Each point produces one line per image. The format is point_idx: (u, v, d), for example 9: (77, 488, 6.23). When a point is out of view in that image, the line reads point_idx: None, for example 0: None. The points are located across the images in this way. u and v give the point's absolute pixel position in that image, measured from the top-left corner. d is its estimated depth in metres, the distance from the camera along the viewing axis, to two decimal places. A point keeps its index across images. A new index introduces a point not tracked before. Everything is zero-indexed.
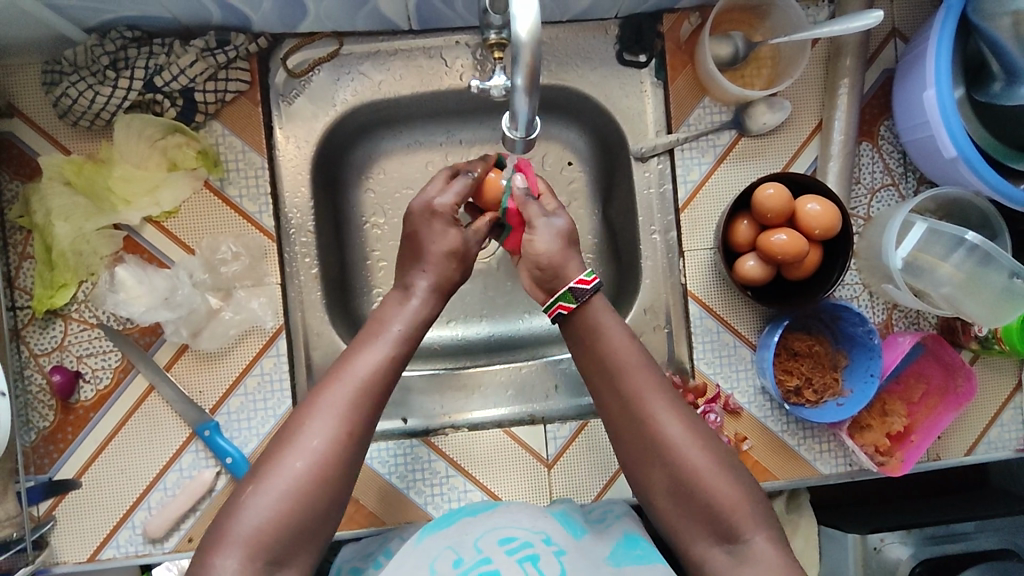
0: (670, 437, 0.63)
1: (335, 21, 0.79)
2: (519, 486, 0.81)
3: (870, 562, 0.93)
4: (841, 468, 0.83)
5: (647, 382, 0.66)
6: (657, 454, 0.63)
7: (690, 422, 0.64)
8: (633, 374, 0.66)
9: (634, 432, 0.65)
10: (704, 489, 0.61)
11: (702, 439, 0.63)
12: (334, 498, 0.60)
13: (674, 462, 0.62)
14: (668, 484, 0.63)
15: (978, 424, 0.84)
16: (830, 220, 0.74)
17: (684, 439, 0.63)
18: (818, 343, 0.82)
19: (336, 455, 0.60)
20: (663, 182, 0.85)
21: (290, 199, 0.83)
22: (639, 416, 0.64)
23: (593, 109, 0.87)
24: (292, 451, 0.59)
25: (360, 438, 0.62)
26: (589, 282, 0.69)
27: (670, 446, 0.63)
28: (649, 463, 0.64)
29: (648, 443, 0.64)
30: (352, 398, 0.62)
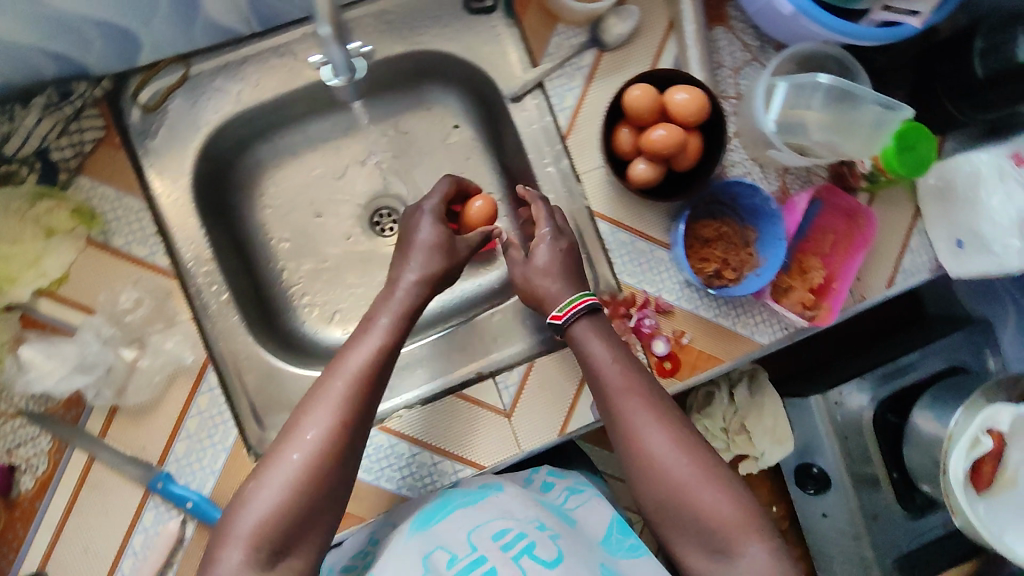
0: (658, 454, 0.66)
1: (174, 44, 0.78)
2: (485, 442, 0.82)
3: (835, 416, 1.00)
4: (780, 334, 0.86)
5: (636, 395, 0.69)
6: (651, 477, 0.66)
7: (675, 431, 0.67)
8: (626, 395, 0.70)
9: (628, 452, 0.68)
10: (694, 506, 0.64)
11: (696, 458, 0.66)
12: (336, 469, 0.63)
13: (659, 476, 0.66)
14: (656, 502, 0.66)
15: (891, 255, 0.88)
16: (699, 103, 0.76)
17: (672, 457, 0.66)
18: (725, 226, 0.85)
19: (334, 448, 0.63)
20: (544, 116, 0.85)
21: (179, 233, 0.80)
22: (631, 434, 0.68)
23: (457, 65, 0.88)
24: (291, 445, 0.62)
25: (360, 429, 0.65)
26: (558, 319, 0.74)
27: (659, 463, 0.66)
28: (645, 480, 0.67)
29: (644, 464, 0.67)
30: (352, 390, 0.66)
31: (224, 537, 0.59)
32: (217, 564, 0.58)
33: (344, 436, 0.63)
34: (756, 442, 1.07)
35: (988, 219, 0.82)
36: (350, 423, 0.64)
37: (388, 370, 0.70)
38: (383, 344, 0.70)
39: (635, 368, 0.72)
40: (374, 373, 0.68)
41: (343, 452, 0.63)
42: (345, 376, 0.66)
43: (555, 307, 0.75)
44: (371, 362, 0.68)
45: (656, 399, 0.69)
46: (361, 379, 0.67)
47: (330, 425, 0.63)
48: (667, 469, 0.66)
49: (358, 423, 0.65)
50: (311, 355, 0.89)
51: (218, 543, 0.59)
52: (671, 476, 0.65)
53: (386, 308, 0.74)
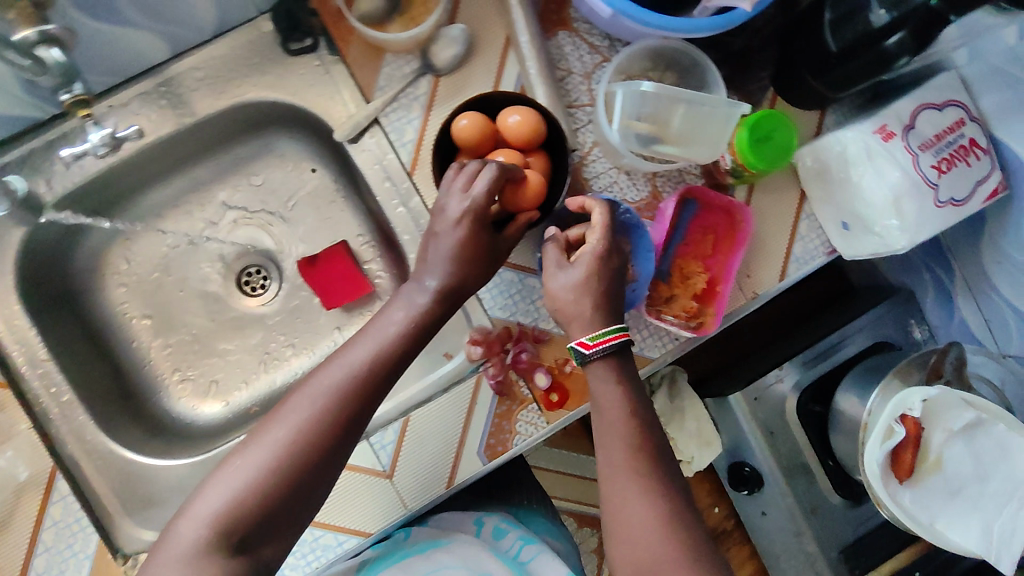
0: (638, 517, 0.61)
1: None
2: (368, 508, 0.77)
3: (758, 410, 0.95)
4: (669, 347, 0.80)
5: (626, 441, 0.64)
6: (625, 539, 0.61)
7: (660, 499, 0.62)
8: (613, 455, 0.64)
9: (611, 505, 0.63)
10: None
11: (678, 534, 0.60)
12: (318, 455, 0.59)
13: (631, 544, 0.61)
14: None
15: (781, 244, 0.82)
16: (533, 124, 0.70)
17: (654, 525, 0.60)
18: None
19: (311, 437, 0.59)
20: (385, 153, 0.79)
21: (8, 334, 0.75)
22: (614, 490, 0.63)
23: (291, 110, 0.82)
24: (274, 424, 0.60)
25: (350, 421, 0.61)
26: (589, 346, 0.66)
27: (635, 526, 0.61)
28: (620, 544, 0.62)
29: (620, 524, 0.62)
30: (350, 381, 0.62)
31: (185, 512, 0.58)
32: (170, 536, 0.57)
33: (333, 427, 0.60)
34: (683, 448, 1.00)
35: (863, 198, 0.75)
36: (345, 410, 0.61)
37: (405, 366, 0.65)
38: (391, 343, 0.64)
39: (643, 410, 0.66)
40: (383, 365, 0.63)
41: (332, 437, 0.60)
42: (351, 362, 0.63)
43: (586, 332, 0.67)
44: (389, 350, 0.64)
45: (649, 453, 0.64)
46: (369, 368, 0.62)
47: (334, 403, 0.60)
48: (648, 551, 0.60)
49: (358, 415, 0.61)
50: (176, 439, 0.84)
51: (178, 519, 0.58)
52: (647, 546, 0.60)
53: (403, 304, 0.67)
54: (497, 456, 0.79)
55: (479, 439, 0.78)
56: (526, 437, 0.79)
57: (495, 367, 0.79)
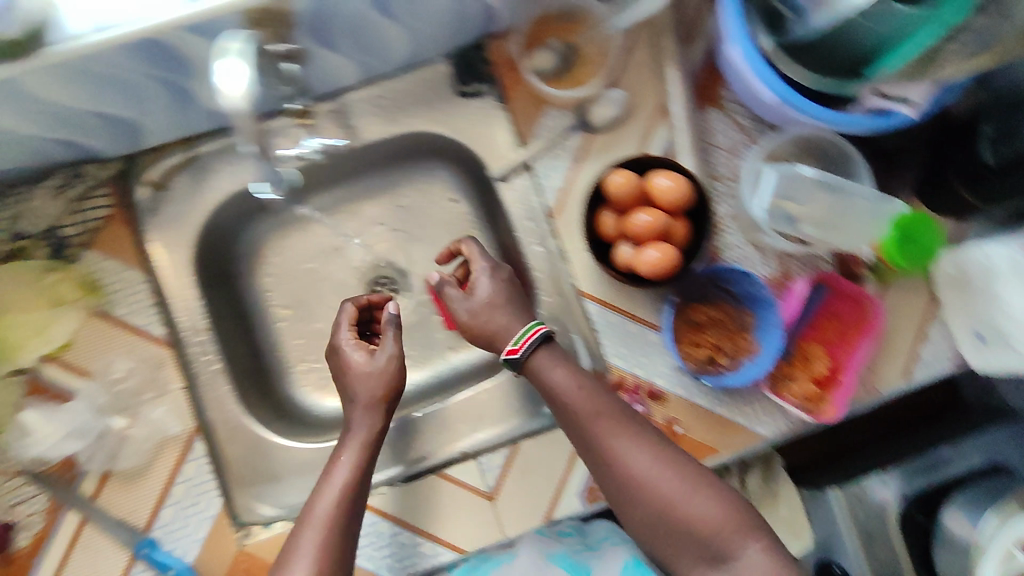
0: (647, 479, 0.68)
1: (179, 129, 0.81)
2: (468, 526, 0.82)
3: (857, 513, 0.95)
4: (782, 426, 0.81)
5: (608, 423, 0.70)
6: (641, 499, 0.68)
7: (653, 451, 0.70)
8: (593, 422, 0.70)
9: (614, 480, 0.70)
10: (687, 520, 0.67)
11: (670, 465, 0.69)
12: (342, 533, 0.66)
13: (650, 497, 0.68)
14: (646, 518, 0.69)
15: (906, 346, 0.82)
16: (682, 189, 0.74)
17: (657, 475, 0.68)
18: (720, 309, 0.81)
19: (334, 523, 0.66)
20: (531, 195, 0.85)
21: (177, 304, 0.83)
22: (610, 465, 0.70)
23: (450, 145, 0.89)
24: (307, 524, 0.66)
25: (354, 503, 0.69)
26: (516, 349, 0.74)
27: (643, 486, 0.68)
28: (633, 499, 0.69)
29: (629, 487, 0.69)
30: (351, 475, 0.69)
31: None
32: None
33: (352, 495, 0.69)
34: None
35: (1009, 316, 0.74)
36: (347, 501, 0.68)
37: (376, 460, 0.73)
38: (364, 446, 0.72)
39: (608, 395, 0.73)
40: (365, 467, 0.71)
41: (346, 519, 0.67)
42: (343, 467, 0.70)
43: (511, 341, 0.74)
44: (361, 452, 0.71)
45: (626, 421, 0.71)
46: (332, 470, 0.70)
47: (337, 503, 0.67)
48: (652, 488, 0.68)
49: (362, 478, 0.70)
50: (289, 421, 0.90)
51: None
52: (656, 489, 0.68)
53: (351, 446, 0.72)
54: (596, 500, 0.82)
55: (581, 482, 0.82)
56: None
57: None
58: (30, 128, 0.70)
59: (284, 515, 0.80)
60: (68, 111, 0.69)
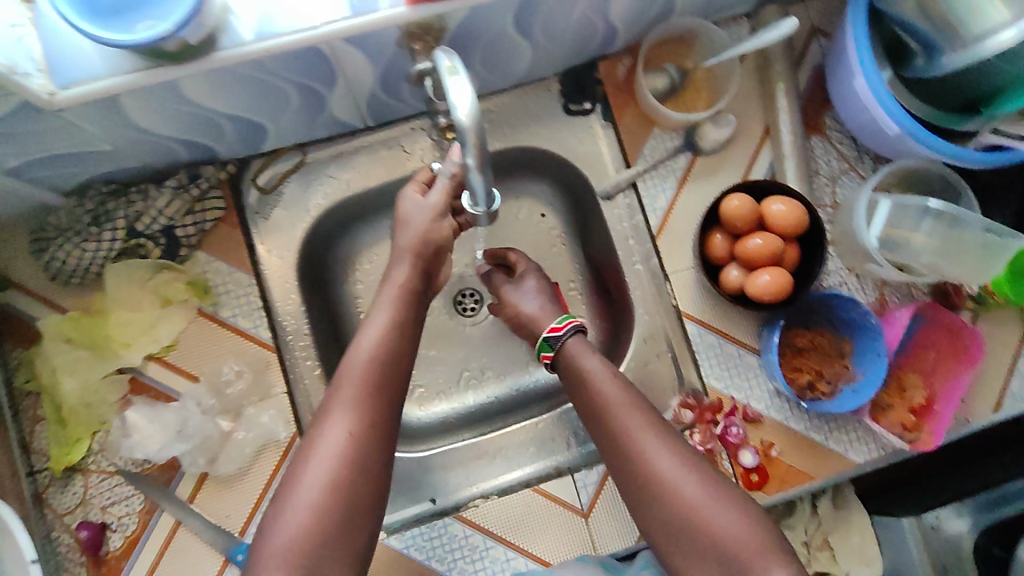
0: (666, 476, 0.63)
1: (295, 134, 0.83)
2: (561, 542, 0.80)
3: (931, 541, 0.98)
4: (875, 454, 0.82)
5: (638, 420, 0.67)
6: (656, 501, 0.63)
7: (681, 454, 0.65)
8: (622, 417, 0.67)
9: (634, 481, 0.65)
10: (706, 531, 0.60)
11: (700, 473, 0.63)
12: (362, 453, 0.61)
13: (666, 502, 0.62)
14: (665, 525, 0.62)
15: (997, 379, 0.83)
16: (797, 216, 0.76)
17: (682, 477, 0.63)
18: (819, 335, 0.83)
19: (348, 449, 0.61)
20: (634, 215, 0.87)
21: (282, 308, 0.84)
22: (633, 462, 0.65)
23: (553, 161, 0.91)
24: (316, 454, 0.61)
25: (376, 413, 0.64)
26: (558, 328, 0.77)
27: (664, 484, 0.63)
28: (649, 501, 0.64)
29: (646, 486, 0.64)
30: (363, 389, 0.64)
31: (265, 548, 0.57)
32: None
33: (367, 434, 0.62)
34: (842, 561, 0.95)
35: None
36: (360, 428, 0.62)
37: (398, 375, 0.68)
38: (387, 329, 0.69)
39: (637, 394, 0.70)
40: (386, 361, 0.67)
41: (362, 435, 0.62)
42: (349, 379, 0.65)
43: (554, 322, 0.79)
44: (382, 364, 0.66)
45: (657, 422, 0.67)
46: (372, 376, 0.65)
47: (350, 418, 0.62)
48: (675, 490, 0.62)
49: (383, 417, 0.64)
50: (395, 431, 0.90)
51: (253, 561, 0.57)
52: (675, 491, 0.62)
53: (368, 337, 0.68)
54: None
55: None
56: None
57: (703, 434, 0.82)
58: (166, 127, 0.71)
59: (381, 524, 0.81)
60: (207, 112, 0.70)
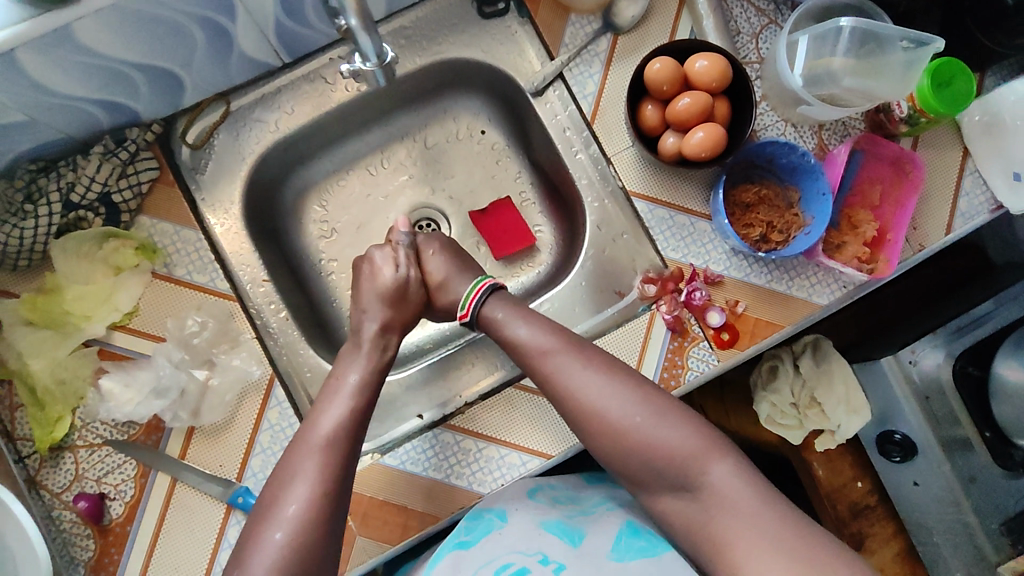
0: (599, 407, 0.69)
1: (214, 82, 0.83)
2: (551, 430, 0.80)
3: (912, 377, 0.98)
4: (839, 293, 0.83)
5: (564, 359, 0.72)
6: (596, 429, 0.69)
7: (609, 378, 0.70)
8: (551, 357, 0.72)
9: (572, 415, 0.71)
10: (647, 448, 0.67)
11: (630, 394, 0.69)
12: (321, 532, 0.62)
13: (605, 429, 0.68)
14: (608, 449, 0.69)
15: (946, 201, 0.84)
16: (721, 68, 0.76)
17: (615, 405, 0.68)
18: (765, 190, 0.84)
19: (312, 526, 0.61)
20: (567, 105, 0.87)
21: (235, 259, 0.85)
22: (569, 400, 0.70)
23: (478, 69, 0.91)
24: (270, 526, 0.61)
25: (337, 485, 0.65)
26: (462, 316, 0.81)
27: (601, 415, 0.69)
28: (590, 430, 0.69)
29: (584, 416, 0.70)
30: (323, 461, 0.65)
31: None
32: None
33: (324, 510, 0.63)
34: (830, 413, 1.01)
35: None
36: (324, 496, 0.63)
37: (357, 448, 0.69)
38: (349, 403, 0.71)
39: (559, 332, 0.74)
40: (342, 433, 0.68)
41: (323, 514, 0.62)
42: (306, 449, 0.66)
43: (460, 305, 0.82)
44: (341, 429, 0.68)
45: (582, 353, 0.72)
46: (328, 445, 0.66)
47: (309, 508, 0.62)
48: (612, 418, 0.68)
49: (340, 484, 0.65)
50: None
51: None
52: (610, 418, 0.68)
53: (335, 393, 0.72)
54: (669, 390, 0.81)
55: (653, 370, 0.81)
56: (699, 373, 0.81)
57: (669, 303, 0.82)
58: (79, 88, 0.71)
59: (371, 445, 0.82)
60: (116, 63, 0.70)
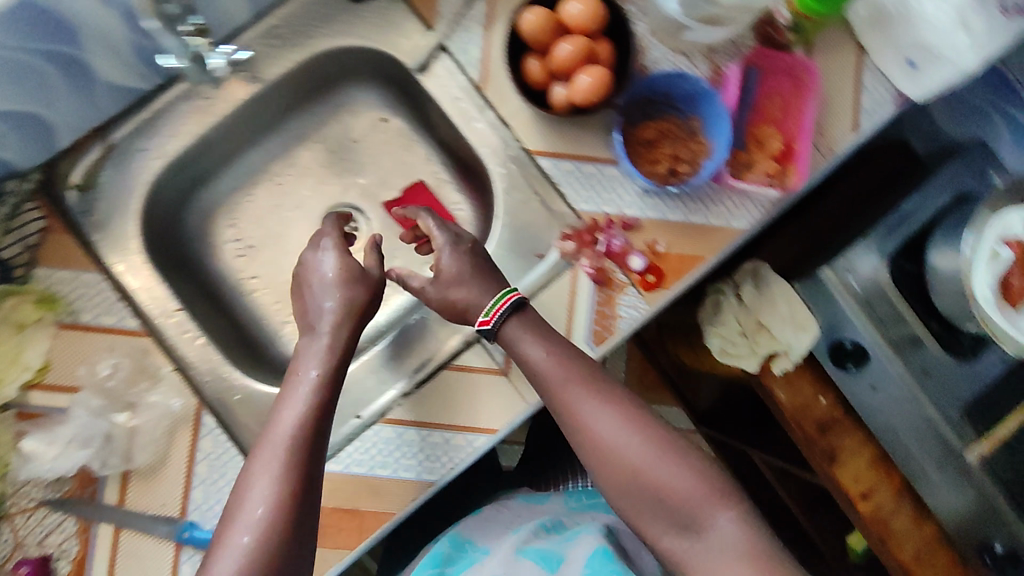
0: (613, 442, 0.68)
1: (84, 118, 0.79)
2: (492, 404, 0.78)
3: (851, 285, 0.99)
4: (757, 213, 0.82)
5: (580, 389, 0.69)
6: (602, 462, 0.68)
7: (623, 415, 0.69)
8: (565, 390, 0.69)
9: (584, 447, 0.69)
10: (656, 486, 0.66)
11: (642, 434, 0.68)
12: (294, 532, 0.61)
13: (611, 459, 0.67)
14: (614, 481, 0.68)
15: (848, 100, 0.84)
16: (594, 8, 0.75)
17: (627, 441, 0.67)
18: (666, 123, 0.82)
19: (285, 525, 0.60)
20: (456, 74, 0.84)
21: (143, 295, 0.82)
22: (584, 433, 0.69)
23: (361, 56, 0.88)
24: (240, 527, 0.59)
25: (307, 473, 0.63)
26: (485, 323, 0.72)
27: (616, 450, 0.67)
28: (603, 466, 0.68)
29: (595, 450, 0.68)
30: (291, 457, 0.63)
31: None
32: None
33: (293, 504, 0.61)
34: (779, 334, 0.98)
35: (927, 25, 0.75)
36: (294, 491, 0.62)
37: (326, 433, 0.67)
38: (317, 395, 0.68)
39: (580, 365, 0.71)
40: (311, 424, 0.66)
41: (293, 510, 0.61)
42: (274, 447, 0.64)
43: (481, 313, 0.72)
44: (310, 420, 0.66)
45: (613, 405, 0.69)
46: (296, 441, 0.64)
47: (280, 507, 0.60)
48: (626, 454, 0.67)
49: (310, 477, 0.63)
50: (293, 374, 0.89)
51: None
52: (620, 453, 0.67)
53: (311, 359, 0.70)
54: (605, 341, 0.80)
55: (585, 325, 0.80)
56: (631, 319, 0.81)
57: (590, 257, 0.81)
58: None
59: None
60: None
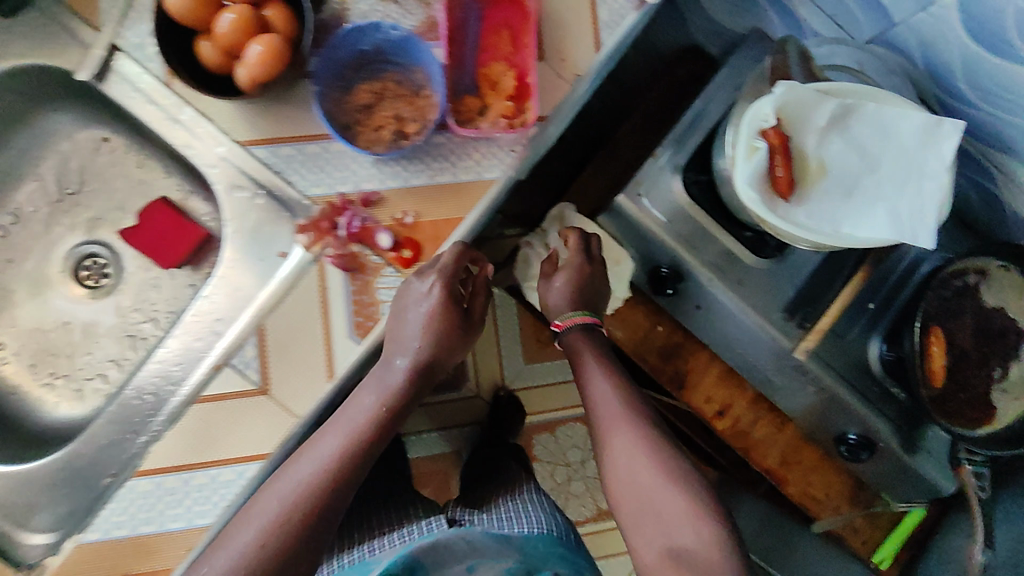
0: (639, 484, 0.73)
1: None
2: (256, 430, 0.71)
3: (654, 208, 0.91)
4: (509, 159, 0.74)
5: (624, 436, 0.76)
6: (626, 493, 0.74)
7: (662, 468, 0.73)
8: (612, 432, 0.77)
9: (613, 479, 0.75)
10: (669, 532, 0.69)
11: (664, 479, 0.72)
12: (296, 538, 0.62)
13: (637, 503, 0.72)
14: (635, 515, 0.72)
15: (585, 16, 0.76)
16: None
17: (650, 483, 0.72)
18: (384, 83, 0.76)
19: (280, 546, 0.61)
20: (140, 74, 0.73)
21: None
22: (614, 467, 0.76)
23: (41, 76, 0.77)
24: (247, 523, 0.62)
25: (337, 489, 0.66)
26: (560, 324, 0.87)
27: (638, 492, 0.72)
28: (625, 497, 0.74)
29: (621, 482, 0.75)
30: (338, 459, 0.67)
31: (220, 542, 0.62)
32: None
33: (297, 524, 0.62)
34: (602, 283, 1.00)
35: None
36: (305, 510, 0.63)
37: (365, 467, 0.69)
38: (365, 425, 0.70)
39: (642, 414, 0.79)
40: (349, 458, 0.67)
41: (304, 519, 0.63)
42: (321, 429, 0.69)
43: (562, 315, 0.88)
44: (349, 444, 0.68)
45: (655, 446, 0.75)
46: (330, 472, 0.66)
47: (285, 517, 0.62)
48: (647, 494, 0.72)
49: (326, 503, 0.64)
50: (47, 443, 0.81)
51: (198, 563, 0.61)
52: (645, 496, 0.72)
53: (374, 387, 0.72)
54: (371, 332, 0.72)
55: (344, 321, 0.72)
56: None
57: (333, 245, 0.72)
58: None
59: (58, 532, 0.73)
60: None
